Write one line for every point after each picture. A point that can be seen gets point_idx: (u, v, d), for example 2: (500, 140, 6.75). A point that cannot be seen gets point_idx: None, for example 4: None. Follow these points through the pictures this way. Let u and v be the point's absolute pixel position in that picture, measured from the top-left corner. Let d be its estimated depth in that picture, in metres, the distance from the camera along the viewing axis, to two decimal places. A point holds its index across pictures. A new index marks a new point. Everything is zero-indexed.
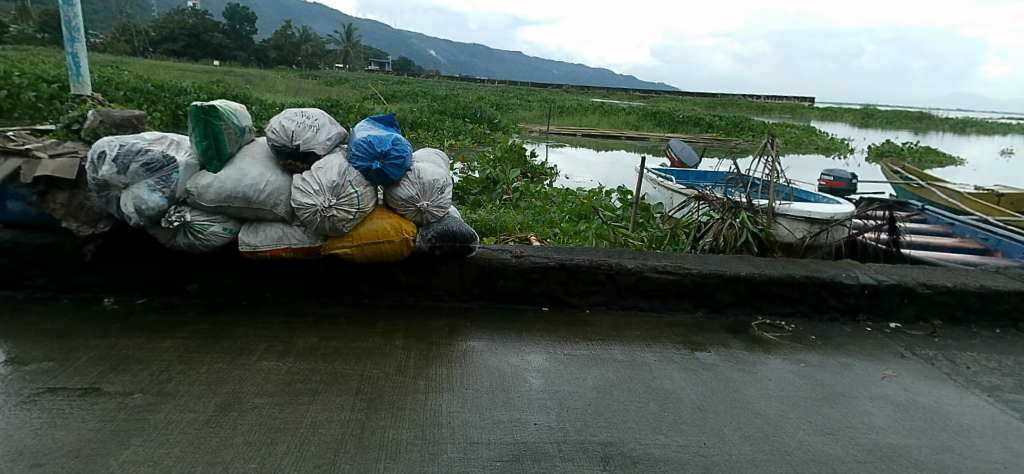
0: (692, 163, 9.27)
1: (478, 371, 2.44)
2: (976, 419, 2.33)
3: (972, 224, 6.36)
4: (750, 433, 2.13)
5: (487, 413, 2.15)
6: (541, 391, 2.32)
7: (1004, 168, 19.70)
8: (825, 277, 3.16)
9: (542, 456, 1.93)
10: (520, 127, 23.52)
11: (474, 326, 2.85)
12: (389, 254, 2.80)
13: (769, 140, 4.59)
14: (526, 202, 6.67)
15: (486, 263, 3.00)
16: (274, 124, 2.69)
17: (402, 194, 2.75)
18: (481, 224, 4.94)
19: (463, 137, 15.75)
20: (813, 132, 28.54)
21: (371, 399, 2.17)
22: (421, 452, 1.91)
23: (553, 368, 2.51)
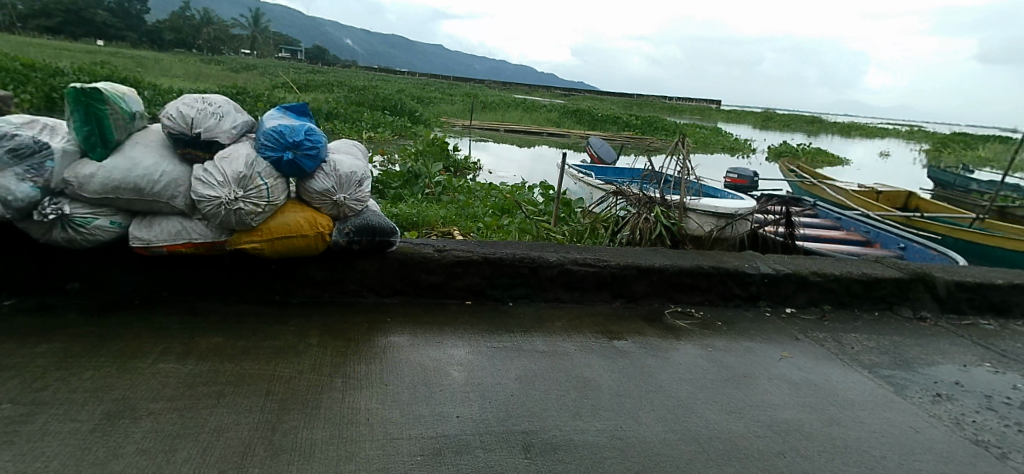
0: (610, 159, 9.60)
1: (398, 366, 2.43)
2: (857, 394, 2.59)
3: (856, 218, 7.00)
4: (663, 415, 2.26)
5: (406, 407, 2.16)
6: (462, 384, 2.36)
7: (885, 169, 21.68)
8: (730, 268, 3.39)
9: (464, 448, 1.96)
10: (441, 120, 23.34)
11: (395, 321, 2.85)
12: (303, 249, 2.73)
13: (680, 139, 4.85)
14: (448, 197, 6.66)
15: (407, 257, 2.99)
16: (171, 109, 2.53)
17: (318, 187, 2.69)
18: (402, 218, 4.91)
19: (383, 130, 15.47)
20: (719, 132, 30.20)
21: (282, 400, 2.12)
22: (336, 451, 1.88)
23: (476, 360, 2.55)
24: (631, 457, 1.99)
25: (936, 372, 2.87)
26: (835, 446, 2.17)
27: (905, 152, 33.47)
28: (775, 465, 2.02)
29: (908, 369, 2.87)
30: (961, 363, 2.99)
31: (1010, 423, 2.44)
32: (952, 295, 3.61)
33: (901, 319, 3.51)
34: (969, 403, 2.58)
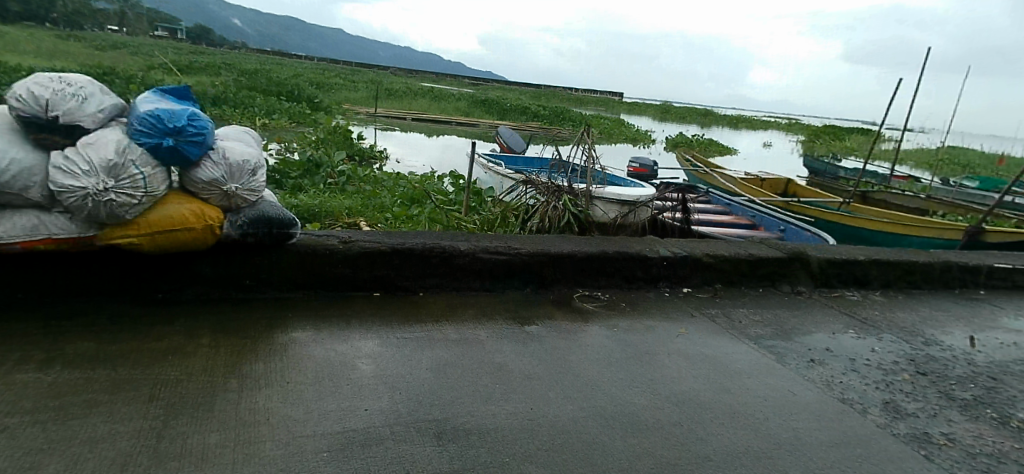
0: (518, 148, 9.75)
1: (300, 363, 2.36)
2: (746, 364, 2.83)
3: (743, 204, 7.55)
4: (572, 394, 2.37)
5: (310, 404, 2.10)
6: (371, 377, 2.33)
7: (770, 159, 23.40)
8: (633, 252, 3.58)
9: (372, 440, 1.94)
10: (344, 108, 22.59)
11: (297, 316, 2.75)
12: (189, 245, 2.58)
13: (586, 130, 5.03)
14: (353, 187, 6.49)
15: (310, 250, 2.91)
16: (19, 90, 2.29)
17: (204, 177, 2.55)
18: (303, 210, 4.74)
19: (279, 117, 14.76)
20: (621, 123, 31.34)
21: (168, 404, 2.00)
22: (233, 454, 1.81)
23: (385, 353, 2.53)
24: (542, 437, 2.06)
25: (811, 340, 3.19)
26: (727, 413, 2.37)
27: (786, 143, 36.33)
28: (675, 435, 2.17)
29: (788, 339, 3.17)
30: (831, 331, 3.34)
31: (871, 383, 2.76)
32: (824, 271, 4.02)
33: (782, 294, 3.87)
34: (837, 366, 2.90)
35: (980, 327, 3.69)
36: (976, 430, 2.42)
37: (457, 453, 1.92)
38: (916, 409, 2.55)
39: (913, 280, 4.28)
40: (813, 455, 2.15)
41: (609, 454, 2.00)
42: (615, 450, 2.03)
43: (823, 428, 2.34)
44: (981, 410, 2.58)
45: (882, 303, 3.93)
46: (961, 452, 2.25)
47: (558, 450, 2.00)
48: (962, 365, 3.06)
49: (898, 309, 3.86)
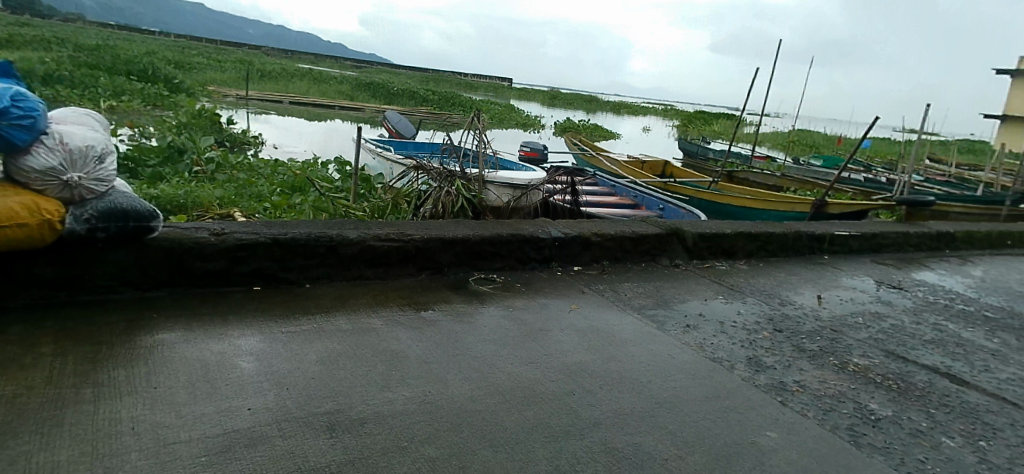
0: (408, 133, 9.62)
1: (171, 365, 2.14)
2: (630, 333, 3.02)
3: (626, 185, 7.95)
4: (469, 375, 2.40)
5: (184, 409, 1.92)
6: (254, 374, 2.17)
7: (649, 142, 24.77)
8: (526, 234, 3.69)
9: (258, 440, 1.83)
10: (210, 90, 21.00)
11: (164, 316, 2.49)
12: (21, 242, 2.23)
13: (477, 114, 5.08)
14: (225, 175, 6.08)
15: (175, 243, 2.67)
16: None
17: (36, 164, 2.27)
18: (166, 200, 4.35)
19: (131, 99, 13.45)
20: (509, 108, 31.72)
21: (4, 422, 1.74)
22: (91, 469, 1.62)
23: (268, 348, 2.36)
24: (439, 419, 2.07)
25: (687, 307, 3.47)
26: (614, 380, 2.52)
27: (662, 128, 38.57)
28: (566, 404, 2.28)
29: (667, 307, 3.42)
30: (704, 298, 3.65)
31: (737, 341, 3.06)
32: (697, 244, 4.36)
33: (662, 267, 4.15)
34: (709, 330, 3.17)
35: (826, 287, 4.19)
36: (822, 375, 2.75)
37: (352, 440, 1.89)
38: (774, 361, 2.86)
39: (771, 249, 4.76)
40: (690, 410, 2.35)
41: (504, 428, 2.08)
42: (511, 424, 2.11)
43: (697, 385, 2.56)
44: (825, 358, 2.94)
45: (747, 271, 4.34)
46: (809, 396, 2.55)
47: (456, 429, 2.03)
48: (811, 321, 3.46)
49: (760, 275, 4.28)
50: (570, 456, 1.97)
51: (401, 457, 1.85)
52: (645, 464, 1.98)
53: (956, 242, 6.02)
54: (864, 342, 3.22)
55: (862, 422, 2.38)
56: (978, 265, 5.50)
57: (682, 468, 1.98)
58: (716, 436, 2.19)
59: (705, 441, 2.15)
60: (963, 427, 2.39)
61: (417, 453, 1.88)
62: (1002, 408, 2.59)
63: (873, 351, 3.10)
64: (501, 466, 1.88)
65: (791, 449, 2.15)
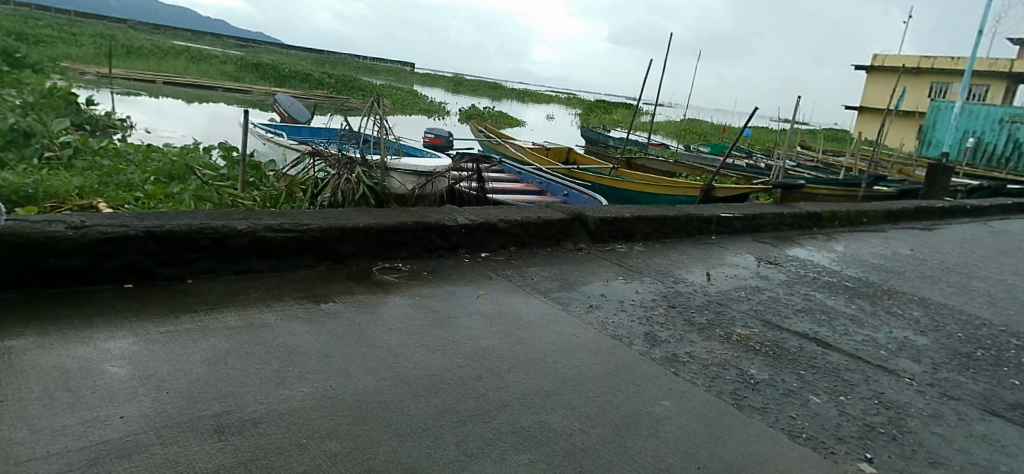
0: (301, 118, 9.18)
1: (23, 375, 1.91)
2: (536, 316, 3.05)
3: (531, 172, 8.06)
4: (374, 366, 2.32)
5: (41, 422, 1.72)
6: (126, 379, 1.98)
7: (550, 129, 25.26)
8: (431, 222, 3.63)
9: (133, 449, 1.67)
10: (67, 67, 18.93)
11: (15, 321, 2.22)
12: None
13: (377, 99, 4.94)
14: (86, 163, 5.48)
15: (24, 239, 2.38)
16: None
17: None
18: (12, 191, 3.85)
19: None
20: (409, 93, 31.10)
21: None
22: None
23: (143, 351, 2.16)
24: (340, 412, 1.99)
25: (590, 288, 3.56)
26: (520, 362, 2.53)
27: (562, 115, 39.42)
28: (472, 389, 2.27)
29: (571, 290, 3.49)
30: (605, 280, 3.76)
31: (636, 319, 3.18)
32: (599, 228, 4.51)
33: (566, 251, 4.23)
34: (610, 308, 3.28)
35: (714, 264, 4.46)
36: (710, 346, 2.92)
37: (244, 442, 1.77)
38: (668, 335, 3.00)
39: (666, 231, 4.99)
40: (592, 387, 2.40)
41: (409, 417, 2.02)
42: (418, 412, 2.06)
43: (599, 362, 2.63)
44: (712, 330, 3.13)
45: (644, 252, 4.54)
46: (699, 365, 2.70)
47: (360, 421, 1.96)
48: (700, 296, 3.67)
49: (657, 256, 4.47)
50: (476, 440, 1.96)
51: (298, 455, 1.75)
52: (550, 441, 2.01)
53: (822, 221, 6.60)
54: (745, 313, 3.46)
55: (744, 386, 2.55)
56: (840, 241, 6.07)
57: (586, 442, 2.03)
58: (617, 409, 2.26)
59: (606, 414, 2.22)
60: (828, 385, 2.62)
61: (316, 449, 1.79)
62: (859, 366, 2.86)
63: (753, 321, 3.33)
64: (405, 454, 1.83)
65: (684, 416, 2.26)
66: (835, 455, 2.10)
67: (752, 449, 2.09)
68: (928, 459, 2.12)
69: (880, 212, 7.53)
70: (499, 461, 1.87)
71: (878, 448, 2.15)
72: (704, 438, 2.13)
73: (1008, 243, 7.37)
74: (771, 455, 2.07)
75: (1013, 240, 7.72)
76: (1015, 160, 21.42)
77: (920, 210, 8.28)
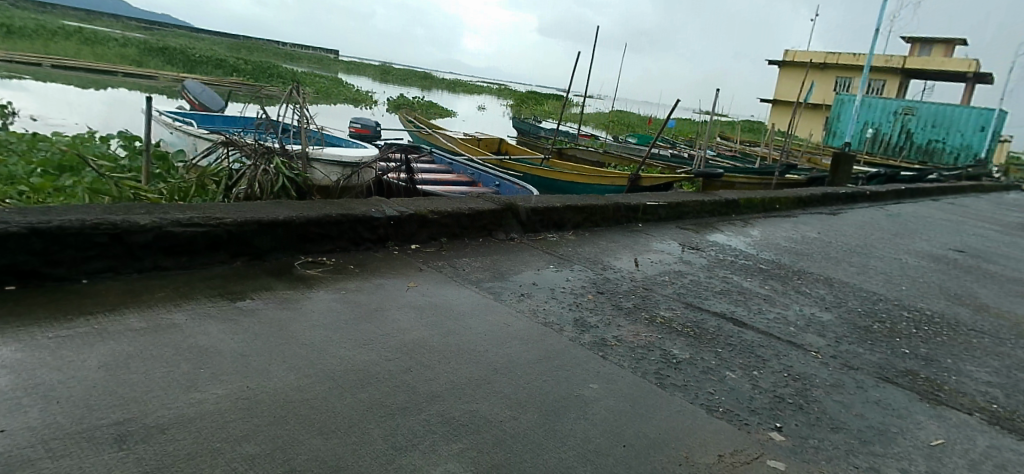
0: (214, 107, 8.72)
1: None
2: (468, 306, 3.04)
3: (463, 162, 8.00)
4: (296, 363, 2.24)
5: None
6: (10, 390, 1.81)
7: (480, 120, 25.20)
8: (357, 214, 3.53)
9: (17, 466, 1.54)
10: None
11: None
12: None
13: (297, 87, 4.75)
14: None
15: None
16: None
17: None
18: None
19: None
20: (332, 82, 30.16)
21: None
22: None
23: (30, 358, 1.98)
24: (259, 413, 1.90)
25: (521, 277, 3.58)
26: (450, 353, 2.51)
27: (491, 106, 39.41)
28: (401, 382, 2.23)
29: (503, 279, 3.50)
30: (536, 268, 3.79)
31: (566, 306, 3.22)
32: (529, 218, 4.54)
33: (497, 241, 4.24)
34: (540, 296, 3.31)
35: (641, 251, 4.59)
36: (636, 329, 3.01)
37: (150, 451, 1.66)
38: (597, 321, 3.07)
39: (595, 220, 5.08)
40: (522, 374, 2.42)
41: (333, 413, 1.96)
42: (343, 407, 2.00)
43: (529, 349, 2.65)
44: (639, 314, 3.22)
45: (574, 240, 4.61)
46: (625, 348, 2.77)
47: (280, 421, 1.88)
48: (627, 282, 3.76)
49: (586, 244, 4.55)
50: (405, 433, 1.93)
51: (212, 460, 1.67)
52: (480, 429, 2.00)
53: (739, 207, 6.93)
54: (669, 296, 3.58)
55: (667, 366, 2.64)
56: (756, 226, 6.38)
57: (516, 428, 2.04)
58: (547, 394, 2.28)
59: (536, 400, 2.23)
60: (743, 361, 2.75)
61: (232, 453, 1.71)
62: (771, 342, 3.03)
63: (676, 304, 3.45)
64: (329, 451, 1.78)
65: (611, 397, 2.31)
66: (748, 426, 2.20)
67: (674, 426, 2.17)
68: (831, 425, 2.27)
69: (791, 199, 7.98)
70: (429, 452, 1.85)
71: (787, 418, 2.29)
72: (630, 417, 2.19)
73: (901, 226, 7.99)
74: (691, 429, 2.15)
75: (906, 222, 8.37)
76: (908, 150, 23.39)
77: (826, 196, 8.83)
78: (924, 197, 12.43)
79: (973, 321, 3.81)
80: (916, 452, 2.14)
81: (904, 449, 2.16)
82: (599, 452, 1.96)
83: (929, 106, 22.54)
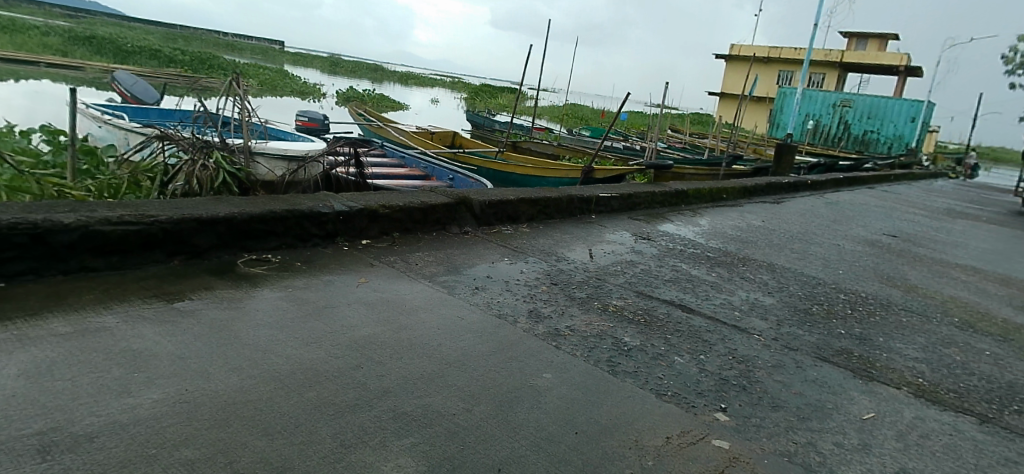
0: (149, 99, 8.35)
1: None
2: (421, 301, 3.00)
3: (416, 156, 7.90)
4: (239, 363, 2.16)
5: None
6: None
7: (432, 113, 24.99)
8: (304, 209, 3.45)
9: None
10: None
11: None
12: None
13: (236, 78, 4.58)
14: None
15: None
16: None
17: None
18: None
19: None
20: (277, 73, 29.34)
21: None
22: None
23: None
24: (199, 416, 1.83)
25: (475, 270, 3.56)
26: (402, 347, 2.48)
27: (443, 99, 39.13)
28: (351, 378, 2.18)
29: (456, 273, 3.47)
30: (491, 261, 3.78)
31: (520, 297, 3.23)
32: (482, 211, 4.52)
33: (451, 235, 4.21)
34: (494, 289, 3.30)
35: (593, 242, 4.64)
36: (589, 318, 3.04)
37: (78, 460, 1.58)
38: (551, 311, 3.09)
39: (549, 212, 5.11)
40: (476, 366, 2.41)
41: (279, 414, 1.91)
42: (290, 407, 1.95)
43: (483, 341, 2.64)
44: (591, 303, 3.25)
45: (528, 232, 4.62)
46: (578, 337, 2.80)
47: (222, 424, 1.81)
48: (581, 272, 3.80)
49: (540, 236, 4.57)
50: (355, 430, 1.89)
51: (148, 467, 1.60)
52: (433, 422, 1.99)
53: (688, 197, 7.09)
54: (621, 286, 3.63)
55: (619, 353, 2.68)
56: (705, 216, 6.55)
57: (469, 420, 2.03)
58: (500, 385, 2.28)
59: (489, 391, 2.23)
60: (691, 346, 2.82)
61: (169, 459, 1.64)
62: (717, 327, 3.11)
63: (628, 293, 3.50)
64: (274, 452, 1.73)
65: (564, 385, 2.33)
66: (695, 408, 2.26)
67: (624, 411, 2.20)
68: (772, 403, 2.35)
69: (738, 189, 8.21)
70: (379, 449, 1.82)
71: (731, 398, 2.36)
72: (581, 405, 2.21)
73: (839, 213, 8.34)
74: (641, 413, 2.19)
75: (844, 210, 8.74)
76: (846, 140, 24.43)
77: (769, 185, 9.13)
78: (861, 185, 13.00)
79: (904, 301, 4.01)
80: (849, 426, 2.24)
81: (838, 423, 2.25)
82: (552, 440, 1.97)
83: (865, 99, 23.57)
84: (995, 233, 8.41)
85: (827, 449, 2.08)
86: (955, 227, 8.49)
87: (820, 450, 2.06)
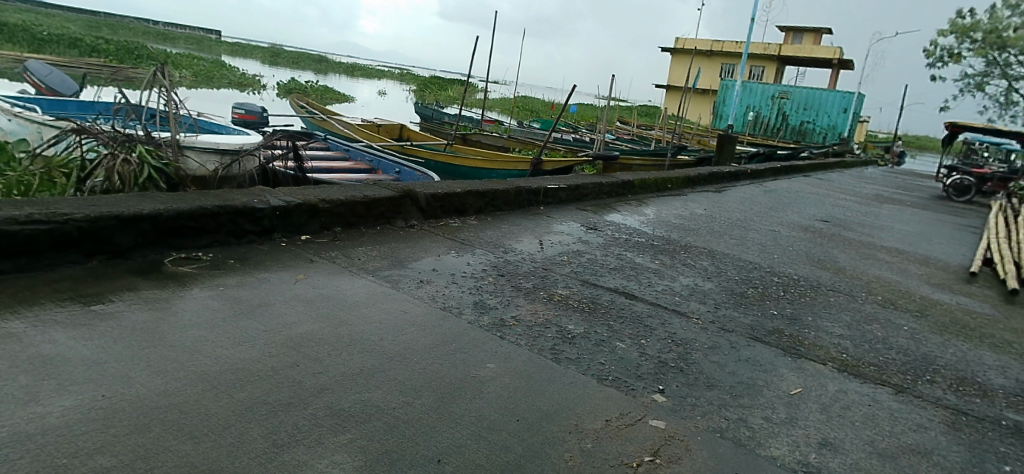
0: (67, 91, 7.86)
1: None
2: (362, 296, 2.94)
3: (360, 149, 7.74)
4: (163, 365, 2.06)
5: None
6: None
7: (378, 105, 24.56)
8: (237, 206, 3.31)
9: None
10: None
11: None
12: None
13: (162, 68, 4.36)
14: None
15: None
16: None
17: None
18: None
19: None
20: (213, 64, 28.19)
21: None
22: None
23: None
24: (116, 421, 1.74)
25: (420, 264, 3.51)
26: (340, 343, 2.42)
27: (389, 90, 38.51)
28: (286, 376, 2.12)
29: (399, 267, 3.42)
30: (436, 254, 3.74)
31: (466, 289, 3.21)
32: (427, 204, 4.46)
33: (395, 229, 4.14)
34: (439, 282, 3.27)
35: (540, 232, 4.66)
36: (534, 308, 3.05)
37: None
38: (496, 302, 3.08)
39: (496, 203, 5.09)
40: (417, 359, 2.38)
41: (207, 415, 1.83)
42: (218, 408, 1.88)
43: (425, 334, 2.61)
44: (537, 293, 3.27)
45: (474, 224, 4.60)
46: (523, 327, 2.80)
47: (142, 429, 1.72)
48: (527, 263, 3.80)
49: (486, 228, 4.55)
50: (288, 428, 1.84)
51: None
52: (372, 416, 1.95)
53: (634, 187, 7.20)
54: (567, 275, 3.66)
55: (562, 341, 2.70)
56: (650, 205, 6.68)
57: (409, 413, 2.00)
58: (442, 377, 2.26)
59: (431, 383, 2.21)
60: (633, 331, 2.87)
61: (82, 468, 1.55)
62: (658, 312, 3.18)
63: (573, 282, 3.53)
64: (200, 455, 1.66)
65: (507, 375, 2.33)
66: (634, 391, 2.30)
67: (565, 396, 2.22)
68: (707, 383, 2.42)
69: (681, 179, 8.40)
70: (314, 446, 1.77)
71: (669, 380, 2.41)
72: (523, 393, 2.21)
73: (775, 200, 8.65)
74: (582, 398, 2.21)
75: (781, 197, 9.08)
76: (783, 130, 25.38)
77: (711, 175, 9.38)
78: (797, 174, 13.54)
79: (835, 282, 4.19)
80: (778, 401, 2.33)
81: (768, 399, 2.33)
82: (493, 428, 1.97)
83: (801, 90, 24.53)
84: (917, 217, 8.92)
85: (758, 424, 2.15)
86: (882, 211, 8.94)
87: (751, 425, 2.13)
